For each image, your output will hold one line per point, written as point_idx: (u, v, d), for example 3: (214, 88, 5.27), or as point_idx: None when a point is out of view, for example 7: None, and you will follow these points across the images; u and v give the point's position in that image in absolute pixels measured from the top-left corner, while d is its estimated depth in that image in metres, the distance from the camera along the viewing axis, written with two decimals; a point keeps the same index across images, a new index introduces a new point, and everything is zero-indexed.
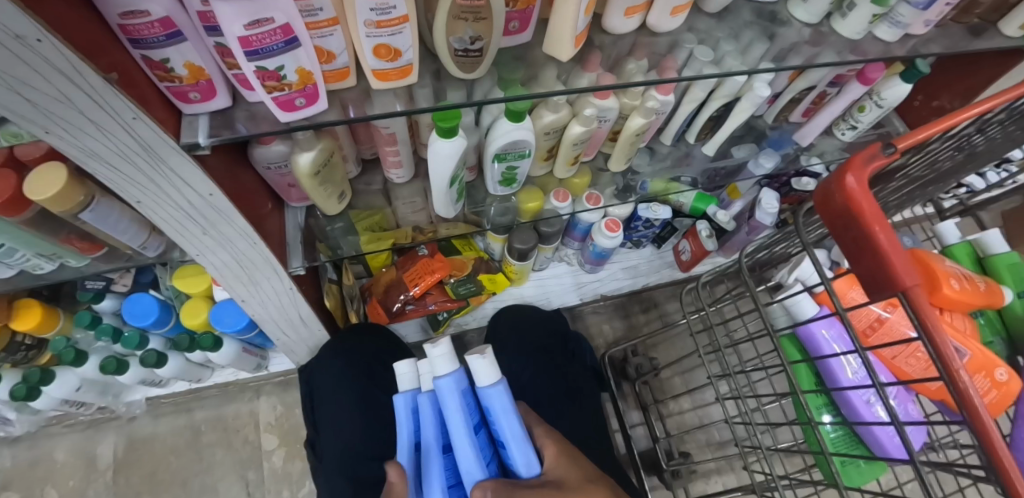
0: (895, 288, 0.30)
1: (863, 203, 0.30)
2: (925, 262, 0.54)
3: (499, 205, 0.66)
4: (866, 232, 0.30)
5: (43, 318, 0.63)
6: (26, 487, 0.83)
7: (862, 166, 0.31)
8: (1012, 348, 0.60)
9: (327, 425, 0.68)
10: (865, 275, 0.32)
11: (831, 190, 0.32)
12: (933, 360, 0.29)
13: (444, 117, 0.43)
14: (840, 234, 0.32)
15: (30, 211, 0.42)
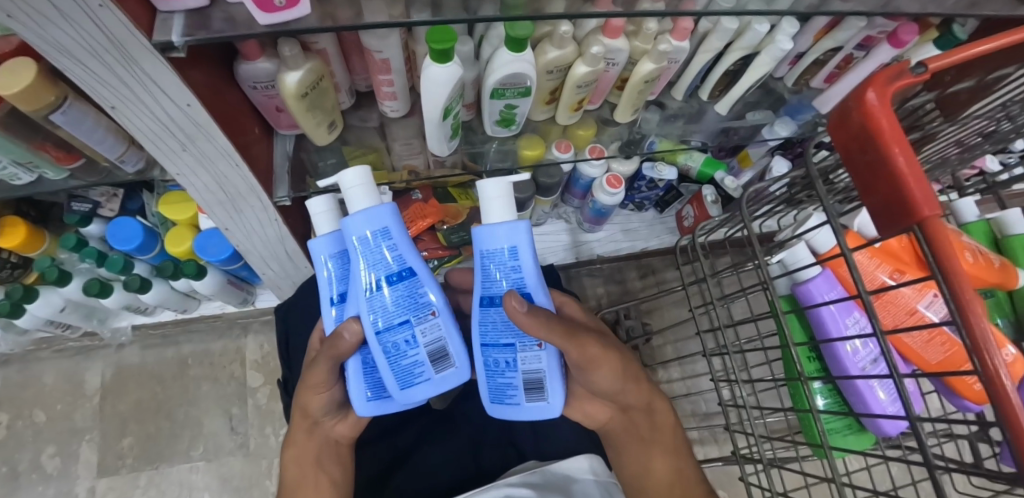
0: (912, 218, 0.27)
1: (882, 121, 0.28)
2: None
3: (497, 149, 0.64)
4: (884, 154, 0.28)
5: (28, 238, 0.62)
6: (15, 408, 0.84)
7: (887, 82, 0.29)
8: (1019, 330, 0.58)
9: (301, 364, 0.66)
10: (880, 205, 0.29)
11: (849, 108, 0.30)
12: (947, 303, 0.26)
13: (437, 39, 0.40)
14: (856, 159, 0.30)
15: (0, 110, 0.41)
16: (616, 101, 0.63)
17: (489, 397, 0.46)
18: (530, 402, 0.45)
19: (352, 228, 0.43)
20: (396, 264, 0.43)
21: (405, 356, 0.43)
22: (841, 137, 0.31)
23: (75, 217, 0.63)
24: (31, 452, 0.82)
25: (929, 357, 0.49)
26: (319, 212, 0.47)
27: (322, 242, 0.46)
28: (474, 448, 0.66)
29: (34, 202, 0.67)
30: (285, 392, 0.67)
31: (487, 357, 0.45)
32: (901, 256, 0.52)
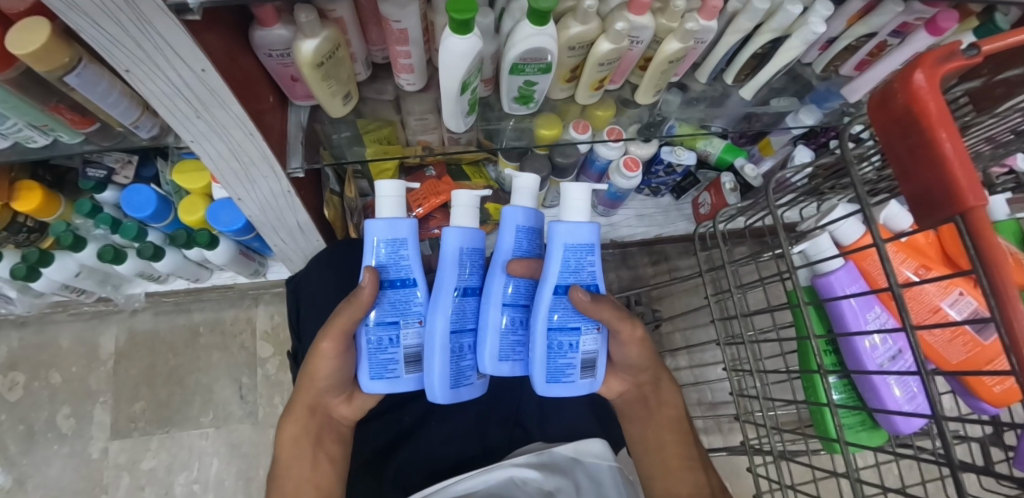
0: (956, 208, 0.26)
1: (929, 102, 0.26)
2: None
3: (514, 127, 0.63)
4: (930, 139, 0.27)
5: (43, 203, 0.62)
6: (32, 368, 0.87)
7: (937, 63, 0.27)
8: None
9: (309, 338, 0.66)
10: (920, 194, 0.28)
11: (894, 89, 0.28)
12: (986, 298, 0.25)
13: (458, 9, 0.39)
14: (897, 143, 0.29)
15: (14, 72, 0.40)
16: (636, 81, 0.62)
17: (546, 376, 0.47)
18: (583, 378, 0.49)
19: (373, 232, 0.47)
20: (406, 269, 0.48)
21: (385, 351, 0.47)
22: (881, 118, 0.30)
23: (90, 182, 0.64)
24: (47, 412, 0.85)
25: (948, 355, 0.48)
26: (386, 196, 0.47)
27: (379, 225, 0.47)
28: (479, 425, 0.66)
29: (50, 167, 0.67)
30: (294, 364, 0.68)
31: (551, 340, 0.47)
32: (926, 251, 0.50)
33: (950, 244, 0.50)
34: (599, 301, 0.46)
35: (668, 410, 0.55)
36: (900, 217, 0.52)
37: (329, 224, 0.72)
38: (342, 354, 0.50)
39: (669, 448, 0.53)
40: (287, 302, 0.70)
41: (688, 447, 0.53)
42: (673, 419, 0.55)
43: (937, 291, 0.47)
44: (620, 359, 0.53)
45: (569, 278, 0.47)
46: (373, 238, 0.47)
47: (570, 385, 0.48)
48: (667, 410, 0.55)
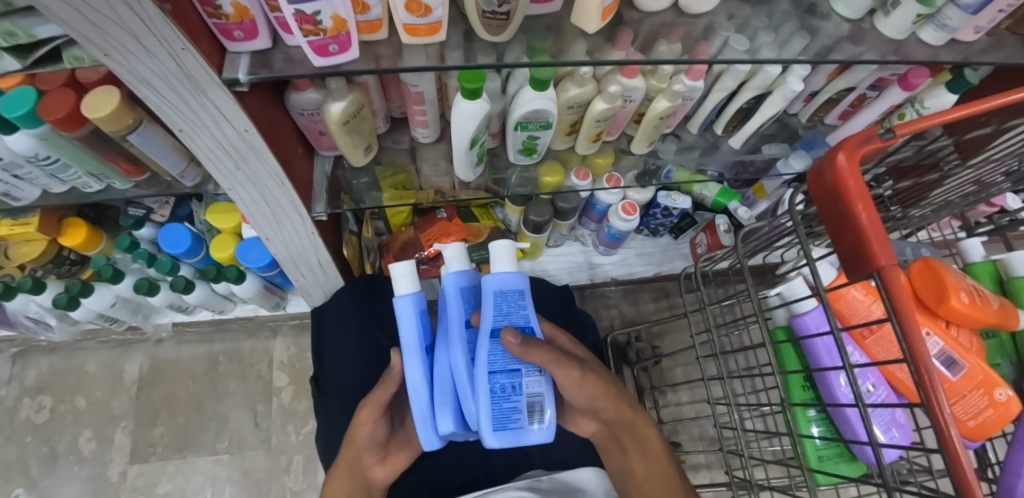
0: (871, 268, 0.30)
1: (849, 180, 0.31)
2: (936, 272, 0.47)
3: (519, 176, 0.68)
4: (849, 210, 0.31)
5: (87, 238, 0.69)
6: (61, 393, 0.92)
7: (856, 146, 0.32)
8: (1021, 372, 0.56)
9: (327, 365, 0.71)
10: (847, 256, 0.32)
11: (823, 167, 0.32)
12: (900, 346, 0.29)
13: (469, 78, 0.45)
14: (828, 212, 0.33)
15: (84, 130, 0.47)
16: (632, 134, 0.67)
17: (494, 425, 0.45)
18: (531, 424, 0.47)
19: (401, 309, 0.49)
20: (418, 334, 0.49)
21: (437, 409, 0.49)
22: (815, 189, 0.34)
23: (130, 220, 0.70)
24: (71, 435, 0.89)
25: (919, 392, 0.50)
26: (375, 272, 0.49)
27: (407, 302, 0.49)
28: (486, 451, 0.69)
29: (95, 206, 0.74)
30: (315, 389, 0.72)
31: (493, 384, 0.46)
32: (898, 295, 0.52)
33: (919, 284, 0.49)
34: (528, 344, 0.45)
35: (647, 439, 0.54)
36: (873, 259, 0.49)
37: (348, 262, 0.77)
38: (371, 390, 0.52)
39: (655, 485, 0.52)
40: (311, 331, 0.75)
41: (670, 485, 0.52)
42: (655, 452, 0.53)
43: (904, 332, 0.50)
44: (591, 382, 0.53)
45: (502, 321, 0.48)
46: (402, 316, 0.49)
47: (519, 431, 0.47)
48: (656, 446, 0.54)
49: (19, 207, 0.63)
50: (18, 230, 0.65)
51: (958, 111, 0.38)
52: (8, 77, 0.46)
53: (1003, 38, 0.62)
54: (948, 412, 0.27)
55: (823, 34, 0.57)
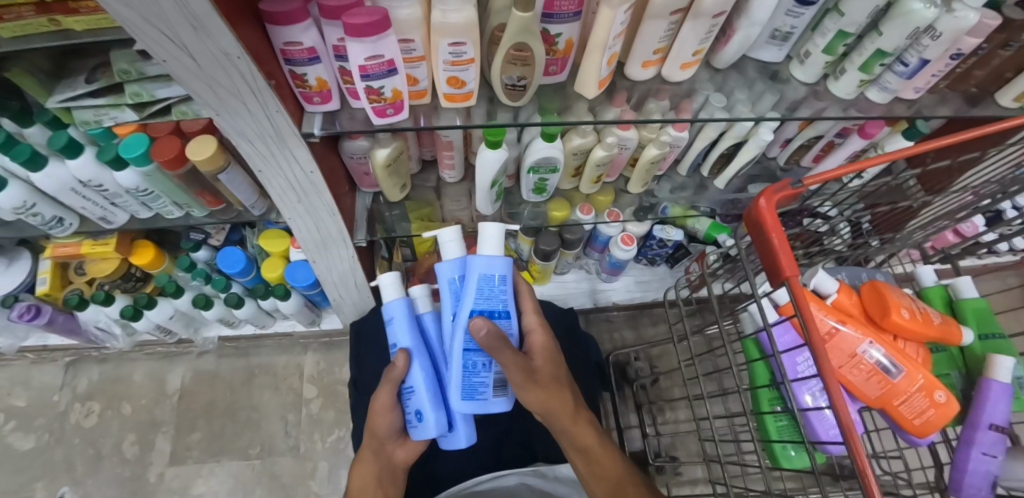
0: (782, 276, 0.43)
1: (766, 216, 0.44)
2: (879, 291, 0.58)
3: (531, 211, 0.78)
4: (767, 237, 0.44)
5: (154, 257, 0.80)
6: (109, 399, 1.01)
7: (774, 194, 0.45)
8: (967, 381, 0.66)
9: (368, 369, 0.82)
10: (769, 270, 0.45)
11: (752, 210, 0.46)
12: (803, 331, 0.40)
13: (493, 133, 0.56)
14: (757, 240, 0.46)
15: (183, 169, 0.59)
16: (628, 175, 0.78)
17: (462, 393, 0.58)
18: (494, 397, 0.59)
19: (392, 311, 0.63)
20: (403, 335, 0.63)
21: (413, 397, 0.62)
22: (750, 225, 0.47)
23: (190, 243, 0.81)
24: (116, 438, 0.97)
25: (869, 392, 0.56)
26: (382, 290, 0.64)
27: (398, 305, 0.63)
28: (498, 446, 0.78)
29: (160, 232, 0.85)
30: (353, 392, 0.81)
31: (466, 360, 0.57)
32: (851, 311, 0.59)
33: (869, 302, 0.59)
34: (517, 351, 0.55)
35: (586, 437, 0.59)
36: (829, 283, 0.58)
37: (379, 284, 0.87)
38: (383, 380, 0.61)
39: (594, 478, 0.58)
40: (350, 341, 0.85)
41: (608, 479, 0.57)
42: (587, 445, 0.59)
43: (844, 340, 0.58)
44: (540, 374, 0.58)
45: (483, 303, 0.57)
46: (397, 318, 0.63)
47: (484, 401, 0.59)
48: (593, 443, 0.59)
49: (104, 230, 0.74)
50: (98, 249, 0.77)
51: (850, 168, 0.54)
52: (125, 125, 0.58)
53: (944, 95, 0.73)
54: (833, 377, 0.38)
55: (786, 94, 0.68)
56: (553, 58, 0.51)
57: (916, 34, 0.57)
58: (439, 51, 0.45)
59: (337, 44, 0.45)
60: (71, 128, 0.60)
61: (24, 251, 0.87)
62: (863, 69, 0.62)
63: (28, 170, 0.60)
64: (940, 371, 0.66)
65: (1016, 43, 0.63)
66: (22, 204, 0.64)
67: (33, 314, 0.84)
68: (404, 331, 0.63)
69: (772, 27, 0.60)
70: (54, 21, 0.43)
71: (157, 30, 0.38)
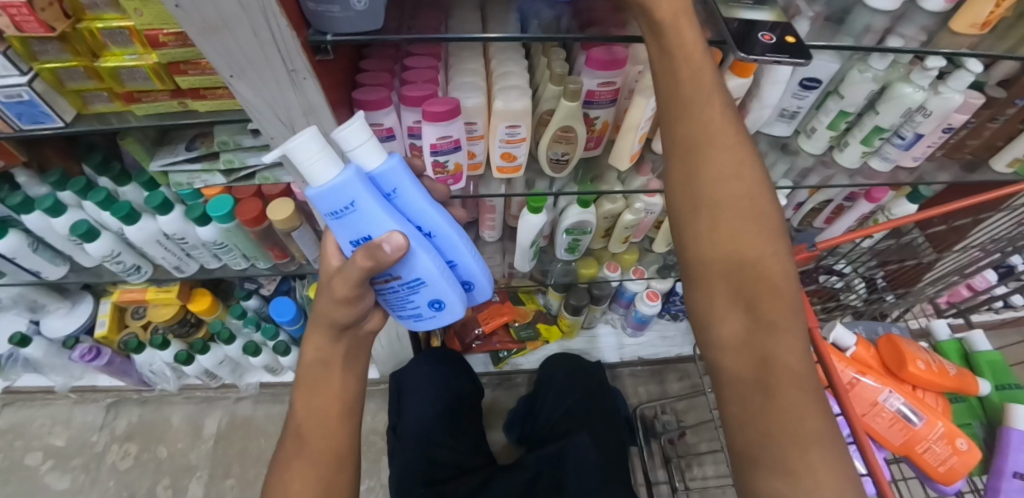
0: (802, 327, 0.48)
1: None
2: (895, 344, 0.62)
3: (563, 268, 0.84)
4: None
5: (210, 304, 0.86)
6: (145, 441, 1.04)
7: None
8: (990, 431, 0.67)
9: (408, 414, 0.84)
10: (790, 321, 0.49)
11: None
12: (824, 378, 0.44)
13: (536, 200, 0.65)
14: None
15: (263, 225, 0.68)
16: (653, 236, 0.84)
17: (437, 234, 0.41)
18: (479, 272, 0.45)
19: (347, 187, 0.35)
20: (367, 224, 0.36)
21: (411, 302, 0.43)
22: None
23: (243, 292, 0.88)
24: (150, 481, 1.00)
25: (891, 438, 0.59)
26: (308, 160, 0.34)
27: (344, 176, 0.35)
28: (525, 491, 0.74)
29: (215, 281, 0.93)
30: (391, 436, 0.84)
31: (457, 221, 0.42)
32: (870, 362, 0.62)
33: (885, 354, 0.63)
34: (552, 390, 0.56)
35: (747, 322, 0.36)
36: (847, 337, 0.62)
37: (418, 335, 0.94)
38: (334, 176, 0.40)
39: (733, 395, 0.36)
40: (391, 390, 0.89)
41: (782, 398, 0.33)
42: (744, 339, 0.36)
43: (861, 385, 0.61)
44: (708, 178, 0.37)
45: None
46: (359, 196, 0.35)
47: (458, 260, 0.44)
48: (777, 339, 0.35)
49: (173, 276, 0.81)
50: (161, 296, 0.84)
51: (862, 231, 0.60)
52: (212, 187, 0.66)
53: (942, 162, 0.79)
54: (858, 422, 0.41)
55: (794, 164, 0.76)
56: (591, 136, 0.60)
57: (908, 113, 0.65)
58: (497, 133, 0.54)
59: (412, 126, 0.53)
60: (164, 187, 0.68)
61: (87, 295, 0.94)
62: (864, 142, 0.69)
63: (124, 224, 0.68)
64: (961, 421, 0.68)
65: (1002, 118, 0.70)
66: (110, 252, 0.73)
67: (93, 355, 0.91)
68: (380, 211, 0.36)
69: (781, 107, 0.68)
70: (183, 104, 0.53)
71: (275, 115, 0.47)
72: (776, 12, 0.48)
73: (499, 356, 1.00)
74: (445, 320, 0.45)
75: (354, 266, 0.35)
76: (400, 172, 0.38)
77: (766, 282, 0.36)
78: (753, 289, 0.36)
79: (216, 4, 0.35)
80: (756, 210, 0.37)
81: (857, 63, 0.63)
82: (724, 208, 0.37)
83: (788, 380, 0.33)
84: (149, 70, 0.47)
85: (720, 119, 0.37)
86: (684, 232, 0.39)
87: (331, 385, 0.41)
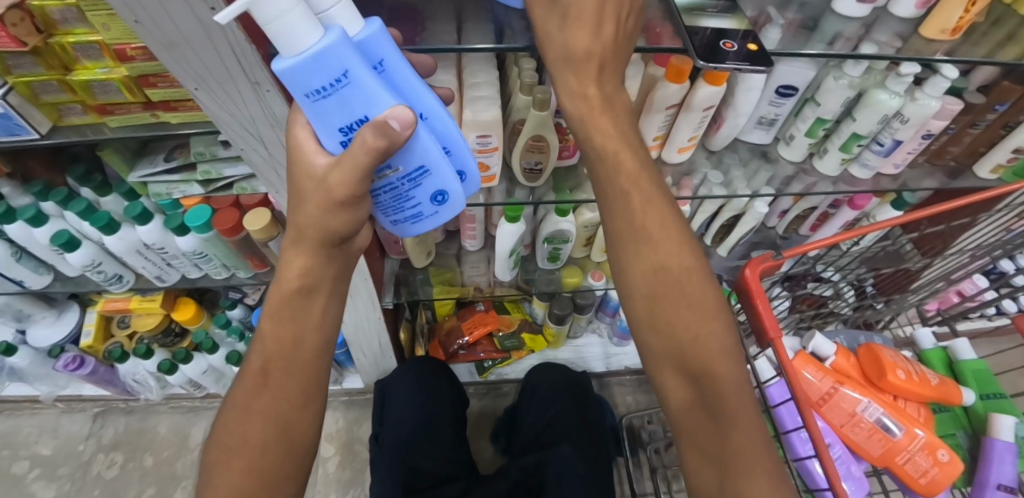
0: (767, 338, 0.47)
1: (752, 284, 0.49)
2: (874, 353, 0.61)
3: (546, 276, 0.84)
4: (753, 303, 0.49)
5: (194, 313, 0.87)
6: (131, 451, 1.04)
7: (758, 264, 0.50)
8: (974, 440, 0.67)
9: (390, 421, 0.84)
10: (757, 331, 0.49)
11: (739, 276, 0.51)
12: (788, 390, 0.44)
13: (512, 209, 0.65)
14: (747, 306, 0.50)
15: (241, 235, 0.68)
16: None
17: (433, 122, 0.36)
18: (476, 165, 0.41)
19: (338, 55, 0.29)
20: (363, 102, 0.31)
21: (408, 198, 0.39)
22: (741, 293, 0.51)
23: (228, 301, 0.88)
24: (135, 491, 0.99)
25: (869, 448, 0.58)
26: (282, 15, 0.26)
27: (331, 41, 0.28)
28: None
29: (200, 290, 0.93)
30: (373, 444, 0.83)
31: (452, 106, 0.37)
32: (849, 372, 0.62)
33: (865, 362, 0.62)
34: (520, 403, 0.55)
35: (694, 393, 0.38)
36: (826, 346, 0.61)
37: (402, 344, 0.93)
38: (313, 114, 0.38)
39: (696, 466, 0.37)
40: (375, 398, 0.89)
41: (732, 470, 0.34)
42: (695, 412, 0.38)
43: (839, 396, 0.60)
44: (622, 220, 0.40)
45: None
46: (352, 69, 0.29)
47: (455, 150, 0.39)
48: (723, 407, 0.36)
49: (155, 285, 0.81)
50: (144, 306, 0.84)
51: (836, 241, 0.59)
52: (191, 197, 0.66)
53: (925, 169, 0.79)
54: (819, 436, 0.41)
55: (775, 172, 0.76)
56: (566, 145, 0.60)
57: (886, 120, 0.65)
58: (468, 142, 0.54)
59: None
60: (143, 198, 0.68)
61: (73, 305, 0.94)
62: (843, 149, 0.69)
63: (104, 234, 0.69)
64: (944, 431, 0.68)
65: (982, 123, 0.70)
66: (91, 262, 0.73)
67: (77, 364, 0.91)
68: (378, 87, 0.31)
69: (758, 115, 0.68)
70: (155, 116, 0.53)
71: (244, 127, 0.47)
72: (740, 20, 0.48)
73: (483, 366, 1.00)
74: (448, 217, 0.41)
75: (361, 147, 0.30)
76: (385, 39, 0.32)
77: (687, 319, 0.39)
78: (679, 325, 0.39)
79: (175, 22, 0.35)
80: (681, 282, 0.39)
81: (832, 70, 0.63)
82: (641, 244, 0.40)
83: (738, 451, 0.35)
84: (120, 83, 0.48)
85: (634, 171, 0.39)
86: (629, 311, 0.42)
87: (292, 394, 0.41)
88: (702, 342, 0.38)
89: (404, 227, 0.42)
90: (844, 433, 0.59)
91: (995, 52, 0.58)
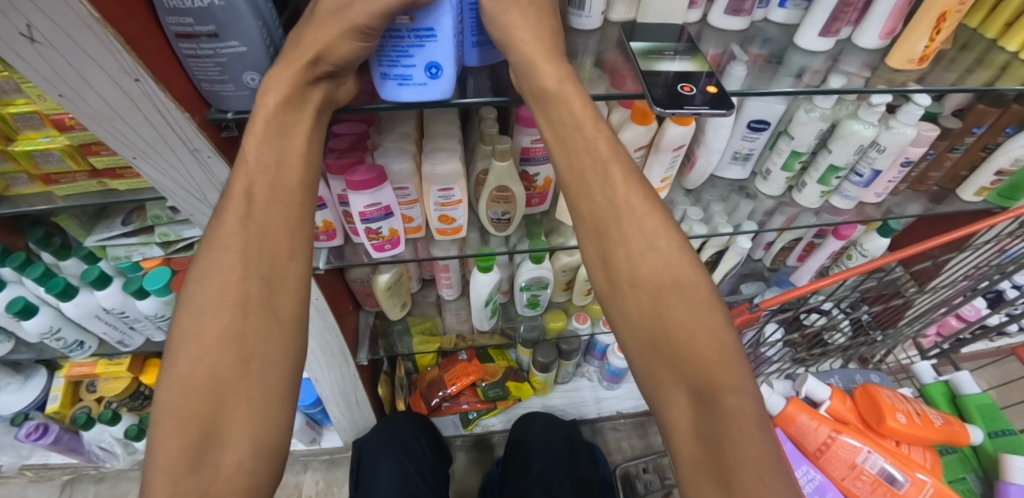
0: None
1: None
2: (872, 396, 0.61)
3: (529, 324, 0.81)
4: None
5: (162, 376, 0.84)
6: None
7: None
8: (985, 483, 0.67)
9: (365, 485, 0.80)
10: None
11: None
12: None
13: (483, 259, 0.63)
14: None
15: None
16: None
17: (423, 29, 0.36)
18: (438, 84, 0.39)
19: None
20: None
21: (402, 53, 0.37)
22: None
23: None
24: None
25: (859, 492, 0.59)
26: None
27: None
28: None
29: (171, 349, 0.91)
30: None
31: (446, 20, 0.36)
32: (846, 417, 0.62)
33: (861, 406, 0.62)
34: None
35: (707, 394, 0.35)
36: (819, 390, 0.62)
37: (381, 399, 0.89)
38: (247, 227, 0.37)
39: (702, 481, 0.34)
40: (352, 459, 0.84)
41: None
42: (697, 429, 0.35)
43: (848, 447, 0.58)
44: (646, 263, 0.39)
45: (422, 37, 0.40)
46: None
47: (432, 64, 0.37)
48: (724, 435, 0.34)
49: (119, 350, 0.78)
50: (109, 370, 0.81)
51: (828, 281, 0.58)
52: (151, 259, 0.64)
53: (908, 195, 0.77)
54: None
55: (756, 207, 0.74)
56: (533, 193, 0.58)
57: (862, 149, 0.63)
58: (429, 196, 0.52)
59: (340, 193, 0.50)
60: (103, 261, 0.66)
61: (41, 369, 0.90)
62: (821, 181, 0.68)
63: (60, 300, 0.66)
64: (953, 475, 0.68)
65: (961, 147, 0.69)
66: (48, 328, 0.70)
67: (41, 433, 0.85)
68: None
69: (732, 150, 0.67)
70: (102, 183, 0.51)
71: (186, 190, 0.44)
72: (698, 60, 0.47)
73: (468, 418, 0.95)
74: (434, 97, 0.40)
75: None
76: None
77: (695, 381, 0.36)
78: (691, 388, 0.36)
79: (100, 92, 0.33)
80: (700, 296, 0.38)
81: (803, 103, 0.62)
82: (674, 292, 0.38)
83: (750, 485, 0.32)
84: (61, 152, 0.46)
85: (609, 209, 0.40)
86: (639, 317, 0.39)
87: None
88: (716, 352, 0.36)
89: (390, 86, 0.39)
90: (846, 486, 0.59)
91: (966, 77, 0.57)
